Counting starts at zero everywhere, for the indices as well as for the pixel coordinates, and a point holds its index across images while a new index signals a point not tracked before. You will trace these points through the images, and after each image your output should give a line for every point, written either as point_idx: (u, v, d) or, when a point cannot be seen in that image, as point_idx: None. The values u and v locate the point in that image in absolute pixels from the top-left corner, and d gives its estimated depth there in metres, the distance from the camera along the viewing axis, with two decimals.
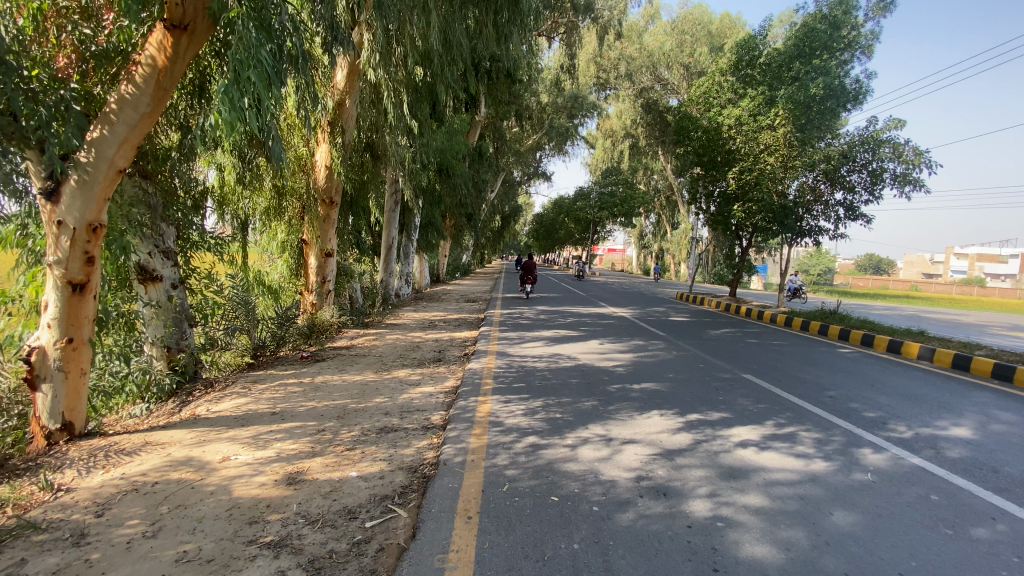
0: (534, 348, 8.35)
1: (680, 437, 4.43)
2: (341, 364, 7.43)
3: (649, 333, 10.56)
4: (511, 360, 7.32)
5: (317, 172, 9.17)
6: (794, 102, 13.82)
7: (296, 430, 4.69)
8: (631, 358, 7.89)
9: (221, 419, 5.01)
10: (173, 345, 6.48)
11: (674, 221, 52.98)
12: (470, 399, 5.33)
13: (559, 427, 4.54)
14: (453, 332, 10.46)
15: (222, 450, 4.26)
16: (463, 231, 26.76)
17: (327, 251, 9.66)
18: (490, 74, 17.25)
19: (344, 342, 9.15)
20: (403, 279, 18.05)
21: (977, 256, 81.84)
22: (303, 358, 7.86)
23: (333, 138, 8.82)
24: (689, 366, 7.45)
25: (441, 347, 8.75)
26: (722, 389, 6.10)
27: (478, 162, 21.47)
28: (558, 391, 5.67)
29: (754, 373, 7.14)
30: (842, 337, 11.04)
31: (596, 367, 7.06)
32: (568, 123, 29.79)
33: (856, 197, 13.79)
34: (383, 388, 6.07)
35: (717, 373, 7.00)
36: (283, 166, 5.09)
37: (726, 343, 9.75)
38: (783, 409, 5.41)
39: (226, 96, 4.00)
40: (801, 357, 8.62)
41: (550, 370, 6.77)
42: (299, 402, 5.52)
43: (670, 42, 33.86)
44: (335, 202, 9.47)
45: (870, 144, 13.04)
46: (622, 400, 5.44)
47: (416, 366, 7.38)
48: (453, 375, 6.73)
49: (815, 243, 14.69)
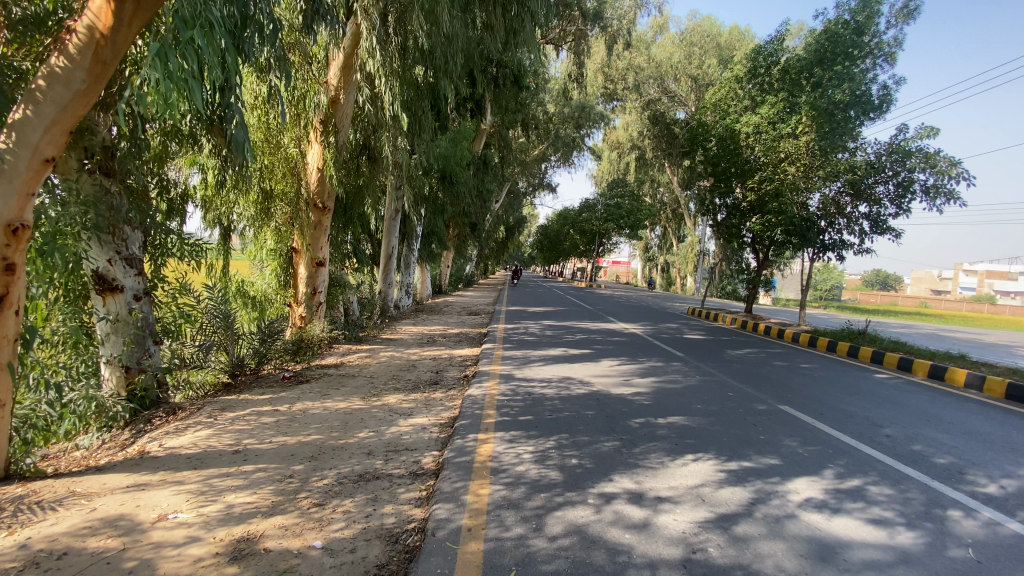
0: (541, 370, 7.55)
1: (725, 495, 3.60)
2: (326, 387, 6.64)
3: (666, 353, 9.73)
4: (518, 385, 6.53)
5: (308, 174, 8.49)
6: (818, 109, 13.07)
7: (257, 476, 3.88)
8: (651, 383, 7.06)
9: (173, 458, 4.21)
10: (133, 364, 5.63)
11: (680, 234, 52.25)
12: (470, 437, 4.53)
13: (577, 480, 3.72)
14: (452, 349, 9.66)
15: (163, 504, 3.45)
16: (467, 242, 26.09)
17: (319, 259, 8.92)
18: (496, 80, 16.70)
19: (334, 360, 8.38)
20: (403, 289, 17.35)
21: (986, 273, 80.74)
22: (285, 378, 7.11)
23: (326, 138, 8.16)
24: (717, 394, 6.62)
25: (439, 367, 7.97)
26: (761, 427, 5.27)
27: (483, 171, 20.84)
28: (572, 428, 4.86)
29: (792, 405, 6.29)
30: (875, 360, 10.15)
31: (612, 396, 6.24)
32: (574, 133, 29.22)
33: (882, 209, 12.95)
34: (370, 419, 5.27)
35: (750, 404, 6.16)
36: (243, 158, 4.05)
37: (751, 367, 8.90)
38: (840, 455, 4.57)
39: (163, 61, 2.96)
40: (838, 385, 7.76)
41: (560, 398, 5.96)
42: (268, 436, 4.72)
43: (679, 53, 33.34)
44: (327, 207, 8.73)
45: (898, 154, 12.23)
46: (648, 442, 4.61)
47: (411, 390, 6.58)
48: (451, 402, 5.93)
49: (839, 259, 13.70)
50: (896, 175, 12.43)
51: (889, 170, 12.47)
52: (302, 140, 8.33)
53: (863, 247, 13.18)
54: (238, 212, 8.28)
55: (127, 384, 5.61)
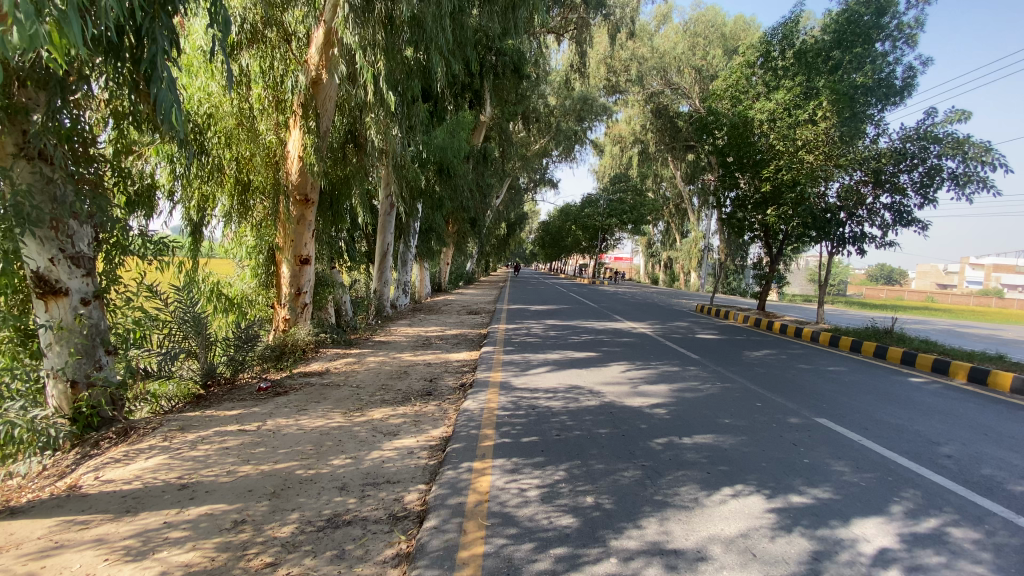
0: (546, 378, 6.82)
1: (780, 549, 2.89)
2: (306, 399, 5.94)
3: (680, 356, 8.99)
4: (520, 396, 5.80)
5: (289, 164, 7.71)
6: (839, 93, 12.32)
7: (203, 522, 3.19)
8: (669, 392, 6.33)
9: (105, 498, 3.51)
10: (81, 378, 4.92)
11: (684, 230, 51.34)
12: (464, 467, 3.82)
13: (594, 528, 3.01)
14: (449, 353, 8.95)
15: (76, 565, 2.76)
16: (466, 238, 25.37)
17: (303, 257, 8.19)
18: (494, 69, 15.86)
19: (318, 366, 7.68)
20: (399, 287, 16.65)
21: (994, 267, 79.64)
22: (261, 389, 6.41)
23: (306, 122, 7.35)
24: (743, 405, 5.90)
25: (434, 375, 7.25)
26: (803, 448, 4.55)
27: (483, 165, 20.05)
28: (583, 452, 4.14)
29: (831, 418, 5.56)
30: (905, 362, 9.40)
31: (627, 408, 5.53)
32: (576, 127, 28.47)
33: (906, 199, 12.17)
34: (349, 440, 4.56)
35: (784, 418, 5.43)
36: (174, 126, 3.24)
37: (773, 370, 8.17)
38: (904, 487, 3.84)
39: None
40: (873, 392, 7.02)
41: (568, 412, 5.23)
42: (227, 464, 4.02)
43: (683, 44, 32.43)
44: (311, 200, 7.95)
45: (925, 139, 11.44)
46: (675, 470, 3.89)
47: (400, 402, 5.87)
48: (445, 418, 5.22)
49: (860, 253, 12.90)
50: (923, 163, 11.64)
51: (915, 157, 11.67)
52: (281, 127, 7.83)
53: (886, 240, 12.40)
54: (212, 203, 7.61)
55: (73, 401, 4.90)
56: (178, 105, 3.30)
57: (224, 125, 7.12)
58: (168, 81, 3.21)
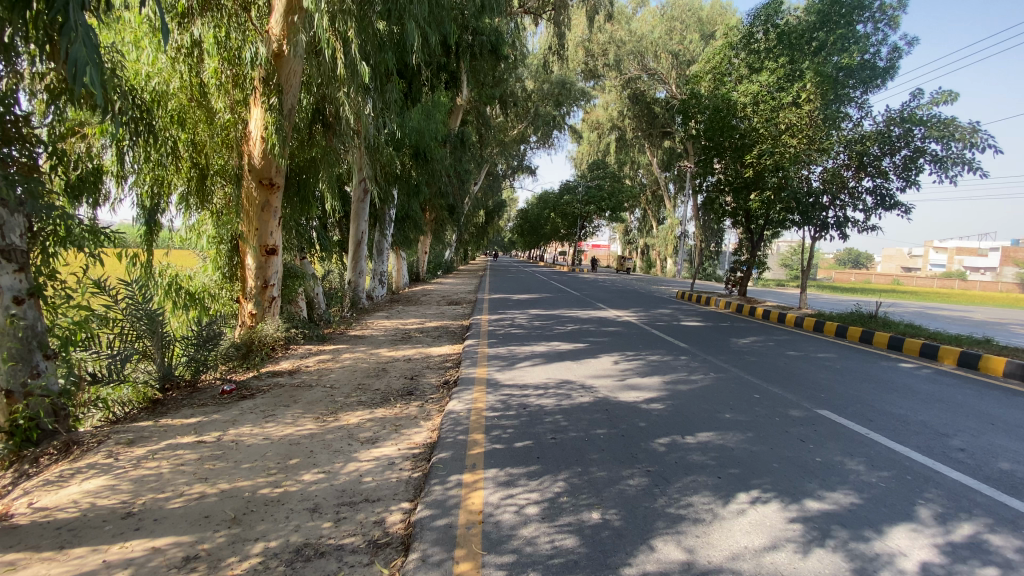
0: (534, 372, 6.43)
1: (814, 570, 2.57)
2: (275, 402, 5.42)
3: (668, 345, 8.71)
4: (508, 394, 5.40)
5: (250, 146, 7.11)
6: (822, 75, 12.22)
7: (149, 560, 2.71)
8: (663, 385, 6.02)
9: (34, 532, 2.98)
10: (16, 387, 4.30)
11: (660, 216, 51.61)
12: (453, 481, 3.40)
13: (606, 551, 2.65)
14: (429, 347, 8.48)
15: None
16: (444, 226, 24.74)
17: (269, 247, 7.58)
18: (472, 49, 15.16)
19: (288, 366, 7.13)
20: (376, 278, 16.04)
21: (953, 249, 82.71)
22: (224, 392, 5.86)
23: (267, 99, 6.73)
24: (743, 397, 5.62)
25: (415, 371, 6.78)
26: (811, 445, 4.29)
27: (461, 151, 19.37)
28: (582, 458, 3.78)
29: (833, 410, 5.34)
30: (892, 346, 9.35)
31: (624, 403, 5.19)
32: (554, 111, 27.97)
33: (888, 183, 12.14)
34: (322, 451, 4.10)
35: (785, 410, 5.19)
36: (89, 87, 2.73)
37: (763, 358, 7.99)
38: (926, 487, 3.60)
39: None
40: (868, 380, 6.87)
41: (563, 411, 4.84)
42: (181, 486, 3.52)
43: (660, 28, 32.04)
44: (276, 184, 7.41)
45: (909, 122, 11.35)
46: (684, 475, 3.56)
47: (378, 404, 5.41)
48: (428, 420, 4.79)
49: (842, 237, 12.84)
50: (908, 146, 11.57)
51: (900, 140, 11.56)
52: (240, 105, 7.14)
53: (868, 224, 12.37)
54: (168, 188, 6.97)
55: (10, 414, 4.28)
56: (93, 60, 2.76)
57: (179, 101, 6.55)
58: (80, 30, 2.68)
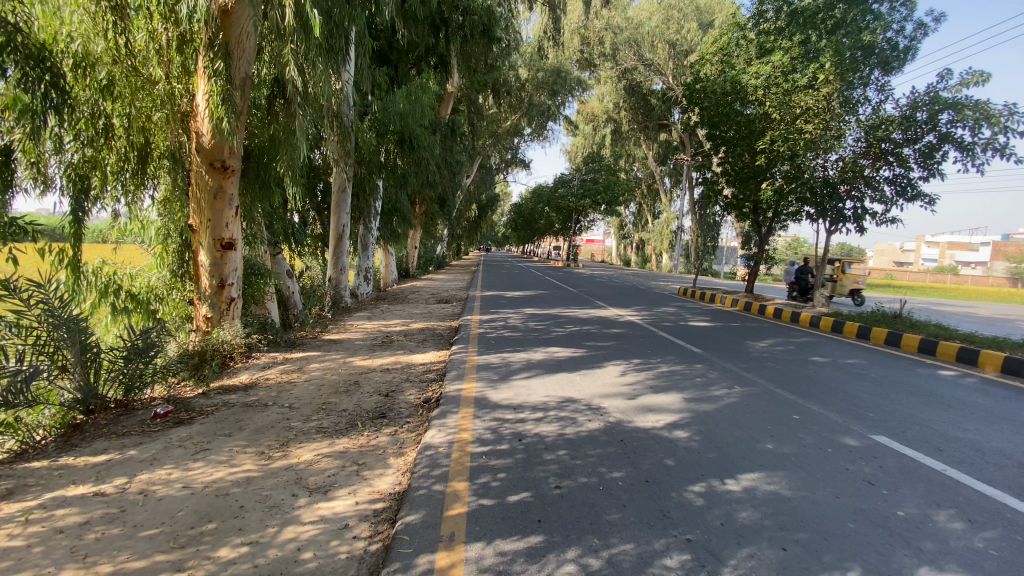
0: (530, 387, 5.45)
1: None
2: (214, 431, 4.42)
3: (680, 350, 7.78)
4: (500, 418, 4.44)
5: (198, 122, 6.08)
6: (841, 54, 11.24)
7: None
8: (683, 404, 5.07)
9: None
10: None
11: (656, 211, 50.81)
12: (420, 566, 2.44)
13: None
14: (412, 353, 7.50)
15: None
16: (435, 220, 23.68)
17: (225, 240, 6.55)
18: (462, 31, 14.10)
19: (246, 379, 6.13)
20: (360, 275, 15.03)
21: (946, 243, 82.63)
22: (155, 416, 4.83)
23: (212, 64, 5.70)
24: (782, 420, 4.69)
25: (390, 385, 5.80)
26: (885, 490, 3.40)
27: (451, 140, 18.33)
28: (597, 521, 2.83)
29: (891, 436, 4.45)
30: (923, 350, 8.48)
31: (640, 430, 4.25)
32: (549, 101, 26.95)
33: (909, 172, 11.27)
34: (255, 508, 3.12)
35: (836, 439, 4.30)
36: None
37: (787, 365, 7.08)
38: None
39: None
40: (915, 392, 5.97)
41: (568, 443, 3.90)
42: (44, 571, 2.53)
43: (659, 16, 30.97)
44: (230, 167, 6.38)
45: (935, 105, 10.45)
46: (737, 550, 2.62)
47: (341, 431, 4.43)
48: (400, 457, 3.82)
49: (859, 230, 11.96)
50: (935, 130, 10.62)
51: (925, 124, 10.66)
52: (182, 73, 6.19)
53: (887, 216, 11.52)
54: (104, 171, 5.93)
55: None
56: None
57: (112, 66, 5.70)
58: None
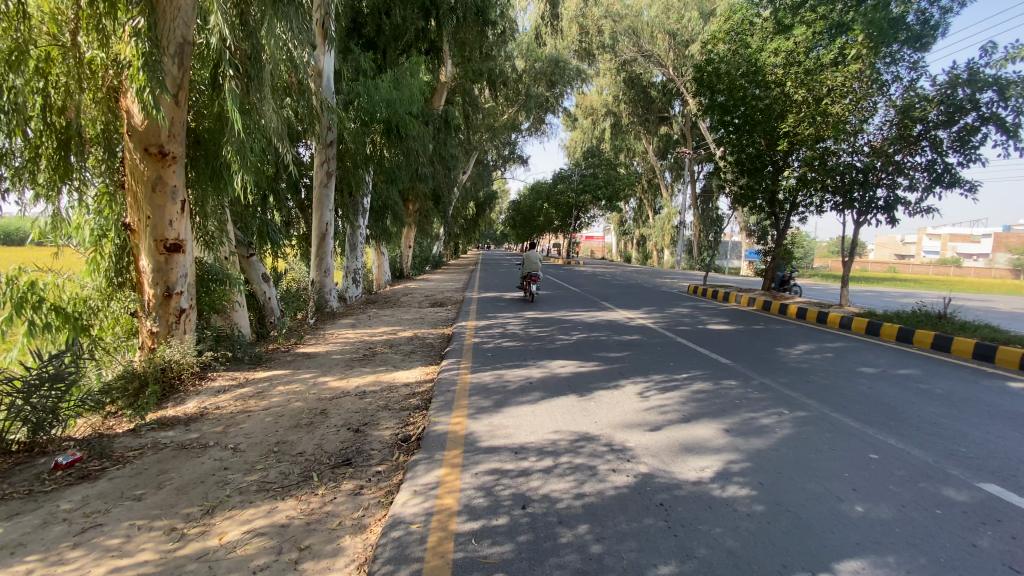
0: (535, 418, 4.42)
1: None
2: (122, 492, 3.37)
3: (706, 362, 6.73)
4: (497, 469, 3.41)
5: (127, 100, 5.07)
6: (872, 27, 10.13)
7: None
8: (728, 440, 4.03)
9: None
10: None
11: (658, 206, 49.72)
12: None
13: None
14: (395, 370, 6.45)
15: None
16: (431, 218, 22.62)
17: (169, 241, 5.48)
18: (454, 14, 13.04)
19: (194, 409, 5.05)
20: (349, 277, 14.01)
21: (950, 235, 81.43)
22: (56, 467, 3.75)
23: (131, 21, 4.67)
24: (858, 463, 3.65)
25: (364, 416, 4.75)
26: None
27: (445, 133, 17.21)
28: None
29: (1006, 485, 3.41)
30: (980, 356, 7.43)
31: (682, 485, 3.21)
32: (547, 93, 25.77)
33: (945, 158, 10.23)
34: None
35: (939, 492, 3.25)
36: None
37: (834, 379, 6.04)
38: None
39: None
40: (1000, 414, 4.92)
41: (589, 512, 2.85)
42: None
43: (657, 5, 29.47)
44: (171, 154, 5.32)
45: (976, 83, 9.39)
46: None
47: (290, 488, 3.37)
48: (360, 538, 2.77)
49: (890, 222, 10.92)
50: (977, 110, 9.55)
51: (965, 104, 9.56)
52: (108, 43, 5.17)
53: (922, 206, 10.48)
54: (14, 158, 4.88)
55: None
56: None
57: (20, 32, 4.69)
58: None
